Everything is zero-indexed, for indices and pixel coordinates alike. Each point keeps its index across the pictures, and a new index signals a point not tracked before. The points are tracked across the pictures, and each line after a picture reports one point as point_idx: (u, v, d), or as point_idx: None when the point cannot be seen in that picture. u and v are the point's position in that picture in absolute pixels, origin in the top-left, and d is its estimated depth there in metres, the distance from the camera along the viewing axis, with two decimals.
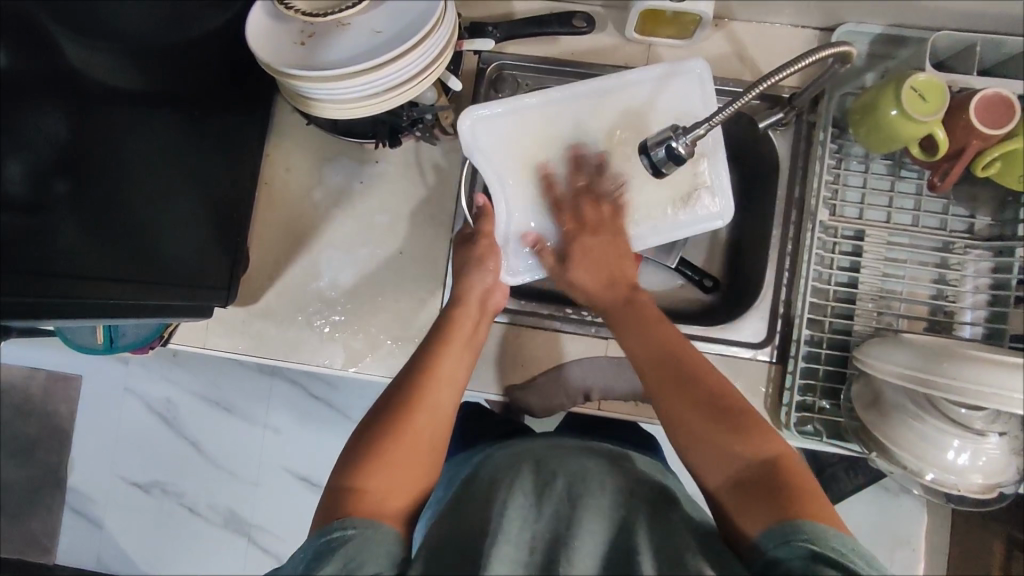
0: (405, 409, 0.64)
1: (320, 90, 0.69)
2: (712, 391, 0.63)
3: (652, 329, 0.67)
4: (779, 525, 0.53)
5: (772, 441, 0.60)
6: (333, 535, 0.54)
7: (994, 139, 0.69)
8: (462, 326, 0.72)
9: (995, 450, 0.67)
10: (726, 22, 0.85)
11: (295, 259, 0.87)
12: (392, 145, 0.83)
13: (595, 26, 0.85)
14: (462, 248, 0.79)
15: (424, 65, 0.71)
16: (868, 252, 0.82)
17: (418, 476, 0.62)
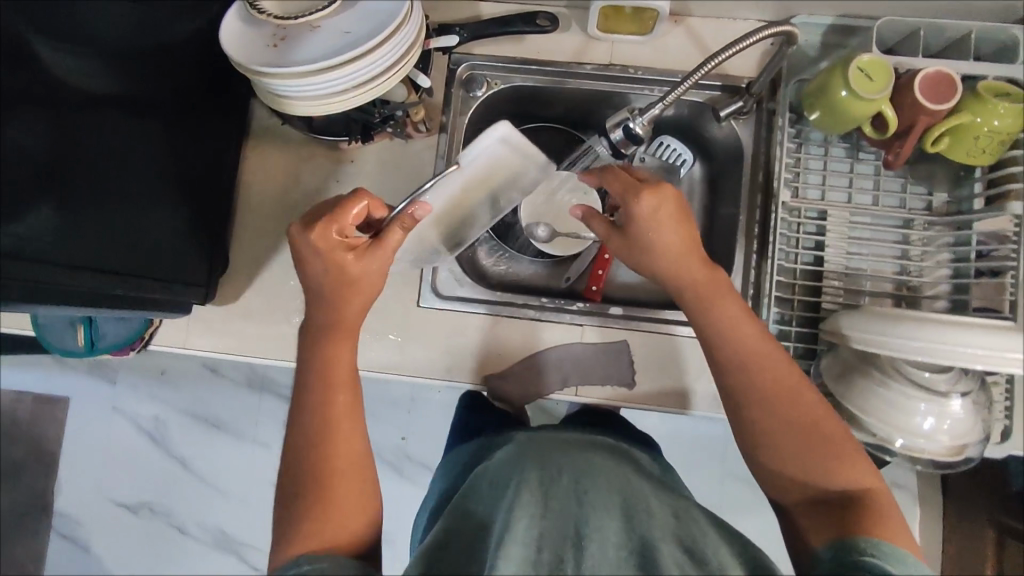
0: (320, 452, 0.63)
1: (293, 88, 0.72)
2: (791, 399, 0.63)
3: (729, 328, 0.66)
4: (842, 543, 0.53)
5: (852, 457, 0.60)
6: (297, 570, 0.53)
7: (940, 115, 0.71)
8: (340, 353, 0.68)
9: (960, 414, 0.67)
10: (684, 18, 0.88)
11: (274, 258, 0.88)
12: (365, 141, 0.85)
13: (559, 25, 0.88)
14: (312, 267, 0.67)
15: (393, 60, 0.75)
16: (832, 232, 0.83)
17: (357, 512, 0.61)
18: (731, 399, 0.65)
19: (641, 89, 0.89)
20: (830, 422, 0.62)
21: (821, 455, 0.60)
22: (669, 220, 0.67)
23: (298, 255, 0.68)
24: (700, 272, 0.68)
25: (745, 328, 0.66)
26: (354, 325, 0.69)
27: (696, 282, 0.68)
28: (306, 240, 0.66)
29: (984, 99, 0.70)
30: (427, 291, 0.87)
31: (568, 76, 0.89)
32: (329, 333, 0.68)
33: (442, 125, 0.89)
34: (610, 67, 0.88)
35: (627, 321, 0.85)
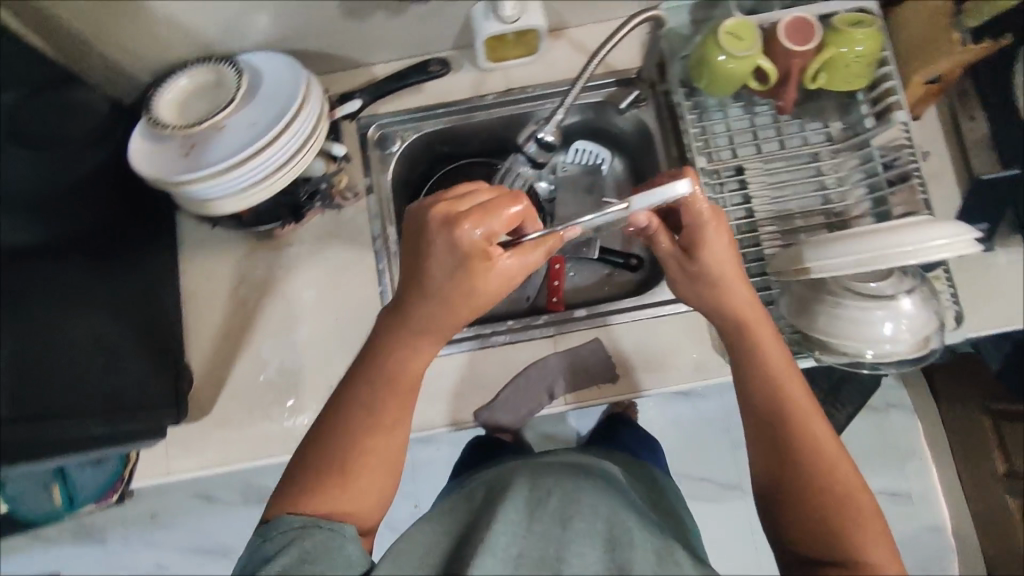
0: (353, 429, 0.59)
1: (228, 183, 0.74)
2: (818, 453, 0.60)
3: (765, 363, 0.64)
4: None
5: (867, 525, 0.56)
6: (286, 527, 0.54)
7: (810, 53, 0.77)
8: (410, 360, 0.62)
9: (912, 312, 0.71)
10: (564, 31, 0.94)
11: (237, 359, 0.87)
12: (297, 221, 0.86)
13: (451, 66, 0.93)
14: (433, 252, 0.58)
15: (311, 127, 0.78)
16: (752, 183, 0.88)
17: (368, 507, 0.58)
18: (757, 437, 0.63)
19: (545, 104, 0.93)
20: (851, 479, 0.59)
21: (832, 516, 0.57)
22: (720, 239, 0.66)
23: (412, 231, 0.60)
24: (746, 297, 0.66)
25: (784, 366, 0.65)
26: (445, 326, 0.62)
27: (735, 301, 0.66)
28: (435, 219, 0.58)
29: (841, 30, 0.76)
30: None
31: (475, 110, 0.94)
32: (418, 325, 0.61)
33: (368, 187, 0.91)
34: (511, 91, 0.93)
35: (594, 319, 0.88)
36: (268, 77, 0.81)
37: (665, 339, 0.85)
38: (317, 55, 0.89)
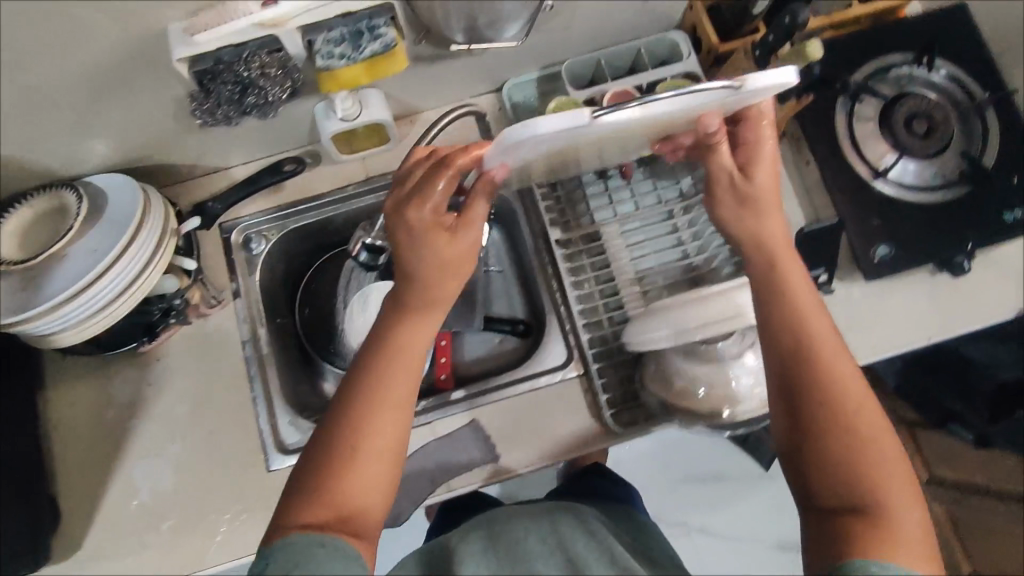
0: (357, 412, 0.60)
1: (75, 309, 0.74)
2: (851, 396, 0.59)
3: (795, 302, 0.63)
4: (852, 560, 0.52)
5: (893, 473, 0.56)
6: (299, 545, 0.52)
7: None
8: (406, 340, 0.63)
9: (755, 366, 0.74)
10: (419, 115, 0.95)
11: (107, 488, 0.84)
12: (154, 340, 0.84)
13: (306, 163, 0.92)
14: (419, 240, 0.61)
15: (157, 239, 0.79)
16: (609, 248, 0.89)
17: (367, 494, 0.58)
18: (783, 382, 0.62)
19: None
20: (882, 426, 0.59)
21: (853, 467, 0.56)
22: (766, 164, 0.65)
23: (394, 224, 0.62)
24: (777, 232, 0.66)
25: (814, 308, 0.64)
26: (438, 304, 0.64)
27: (763, 236, 0.66)
28: (416, 219, 0.60)
29: (664, 98, 0.79)
30: (272, 453, 0.85)
31: (338, 202, 0.94)
32: (410, 305, 0.63)
33: (234, 292, 0.90)
34: (371, 180, 0.94)
35: (472, 401, 0.87)
36: (113, 191, 0.80)
37: (543, 412, 0.85)
38: (166, 168, 0.89)
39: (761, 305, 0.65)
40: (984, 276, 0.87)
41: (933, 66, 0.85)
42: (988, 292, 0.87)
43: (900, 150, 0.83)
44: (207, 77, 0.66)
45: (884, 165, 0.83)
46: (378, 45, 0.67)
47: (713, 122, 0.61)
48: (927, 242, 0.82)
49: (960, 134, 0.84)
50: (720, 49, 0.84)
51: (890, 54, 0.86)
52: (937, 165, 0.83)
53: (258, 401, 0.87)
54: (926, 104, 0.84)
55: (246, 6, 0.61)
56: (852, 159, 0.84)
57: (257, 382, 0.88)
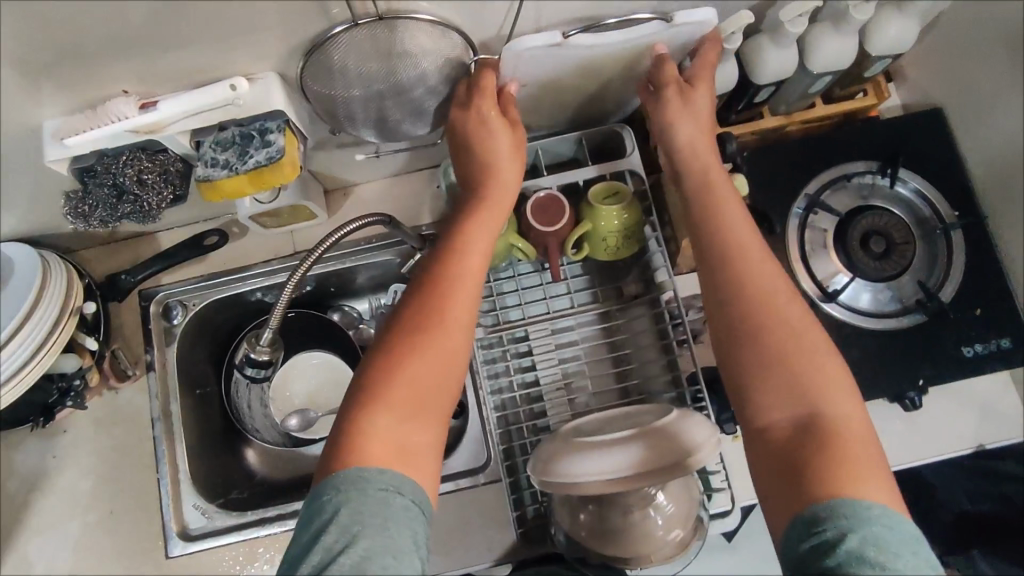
0: (426, 313, 0.57)
1: None
2: (770, 314, 0.57)
3: (716, 208, 0.63)
4: (810, 509, 0.47)
5: (830, 386, 0.53)
6: (373, 491, 0.47)
7: (563, 229, 0.74)
8: (473, 239, 0.62)
9: (669, 507, 0.67)
10: (353, 188, 0.92)
11: (2, 562, 0.82)
12: (48, 420, 0.82)
13: (231, 235, 0.91)
14: (489, 131, 0.65)
15: (51, 324, 0.75)
16: (537, 347, 0.84)
17: (432, 399, 0.54)
18: (716, 297, 0.60)
19: (339, 265, 0.92)
20: (813, 335, 0.56)
21: (794, 378, 0.54)
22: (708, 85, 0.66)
23: (453, 139, 0.67)
24: (696, 139, 0.65)
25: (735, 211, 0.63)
26: (509, 188, 0.66)
27: (687, 147, 0.65)
28: (483, 110, 0.64)
29: (595, 207, 0.74)
30: (173, 539, 0.81)
31: (259, 277, 0.90)
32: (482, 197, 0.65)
33: (147, 364, 0.87)
34: (296, 254, 0.90)
35: None
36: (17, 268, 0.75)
37: (455, 518, 0.81)
38: (83, 235, 0.86)
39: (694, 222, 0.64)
40: (944, 403, 0.80)
41: (897, 178, 0.79)
42: (947, 422, 0.80)
43: (853, 271, 0.76)
44: (88, 176, 0.62)
45: (835, 285, 0.76)
46: (265, 156, 0.61)
47: (669, 61, 0.66)
48: (877, 373, 0.75)
49: (921, 256, 0.77)
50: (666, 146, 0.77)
51: (854, 162, 0.80)
52: (893, 287, 0.77)
53: (164, 482, 0.83)
54: (885, 222, 0.77)
55: (122, 110, 0.57)
56: (801, 274, 0.77)
57: (163, 462, 0.83)
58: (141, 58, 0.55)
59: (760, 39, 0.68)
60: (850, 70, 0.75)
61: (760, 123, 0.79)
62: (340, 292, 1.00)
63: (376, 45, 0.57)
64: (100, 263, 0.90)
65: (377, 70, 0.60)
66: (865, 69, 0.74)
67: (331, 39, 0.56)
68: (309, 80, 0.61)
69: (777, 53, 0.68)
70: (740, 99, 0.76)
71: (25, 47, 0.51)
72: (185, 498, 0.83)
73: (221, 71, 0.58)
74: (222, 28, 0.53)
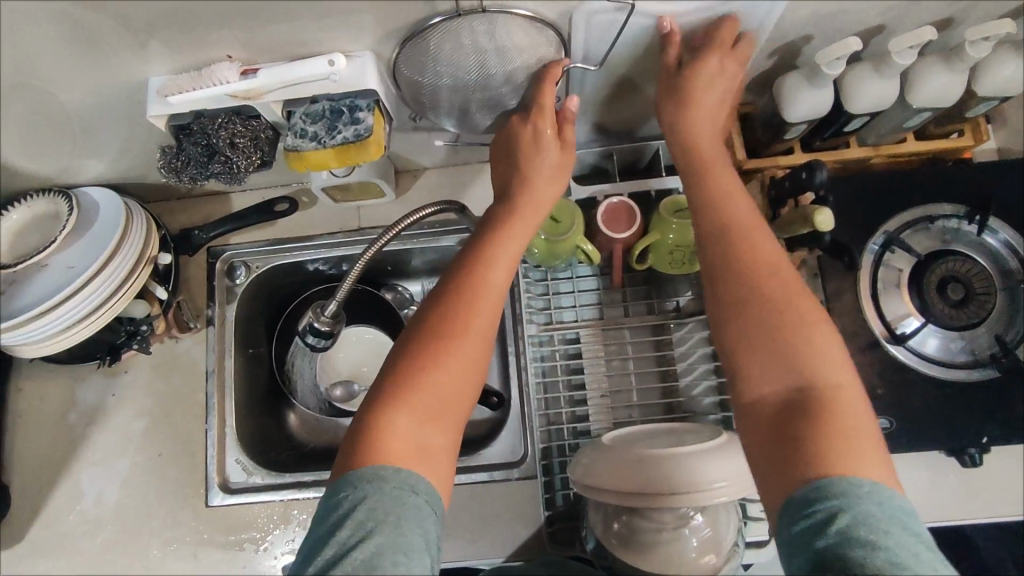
0: (450, 317, 0.57)
1: (34, 332, 0.73)
2: (775, 290, 0.55)
3: (716, 193, 0.62)
4: (801, 490, 0.46)
5: (825, 357, 0.52)
6: (388, 489, 0.48)
7: (633, 238, 0.74)
8: (501, 249, 0.61)
9: (706, 530, 0.66)
10: (423, 171, 0.94)
11: (56, 487, 0.86)
12: (114, 360, 0.85)
13: (299, 203, 0.93)
14: (538, 149, 0.65)
15: (129, 270, 0.78)
16: (588, 352, 0.83)
17: (451, 400, 0.54)
18: (713, 289, 0.58)
19: (399, 245, 0.94)
20: (806, 304, 0.55)
21: (786, 347, 0.53)
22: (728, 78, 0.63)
23: (504, 142, 0.67)
24: (711, 131, 0.65)
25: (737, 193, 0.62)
26: (544, 202, 0.65)
27: (697, 136, 0.64)
28: (540, 130, 0.64)
29: (662, 218, 0.73)
30: (214, 489, 0.85)
31: (323, 249, 0.92)
32: (512, 210, 0.64)
33: (207, 319, 0.91)
34: (361, 229, 0.92)
35: None
36: (104, 214, 0.79)
37: (485, 508, 0.81)
38: (162, 187, 0.90)
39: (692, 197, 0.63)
40: (1001, 464, 0.77)
41: (986, 227, 0.75)
42: (1004, 484, 0.76)
43: (926, 317, 0.73)
44: (182, 133, 0.65)
45: (904, 328, 0.74)
46: (353, 132, 0.63)
47: (673, 37, 0.61)
48: (935, 424, 0.73)
49: (1000, 310, 0.74)
50: (744, 166, 0.78)
51: (941, 204, 0.77)
52: (966, 338, 0.74)
53: (215, 440, 0.86)
54: (967, 270, 0.74)
55: (225, 75, 0.59)
56: (869, 312, 0.75)
57: (214, 416, 0.87)
58: (247, 28, 0.56)
59: (862, 68, 0.66)
60: (949, 108, 0.73)
61: (843, 152, 0.77)
62: (396, 272, 1.02)
63: (473, 37, 0.58)
64: (174, 216, 0.94)
65: (470, 62, 0.60)
66: (968, 109, 0.71)
67: (430, 26, 0.57)
68: (403, 62, 0.62)
69: (876, 84, 0.66)
70: (828, 127, 0.74)
71: (145, 7, 0.53)
72: (231, 455, 0.87)
73: (320, 46, 0.60)
74: (329, 5, 0.54)
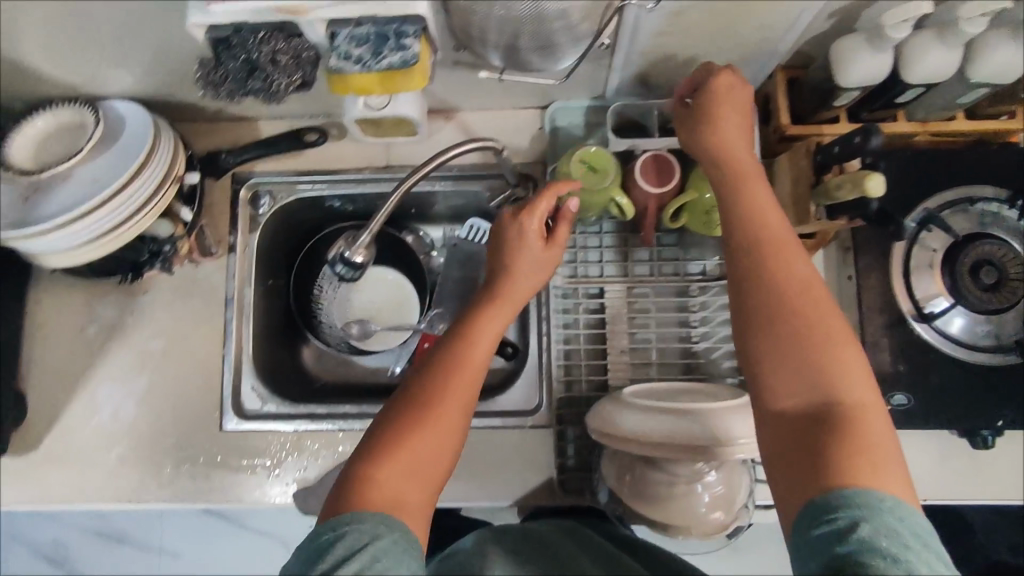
0: (437, 380, 0.60)
1: (58, 241, 0.73)
2: (808, 312, 0.56)
3: (753, 206, 0.62)
4: (821, 495, 0.47)
5: (852, 377, 0.53)
6: (366, 526, 0.50)
7: (669, 194, 0.74)
8: (484, 327, 0.65)
9: (718, 488, 0.67)
10: (457, 113, 0.92)
11: (73, 399, 0.87)
12: (136, 276, 0.86)
13: (330, 135, 0.92)
14: (524, 245, 0.70)
15: (153, 188, 0.77)
16: (611, 308, 0.83)
17: (433, 457, 0.57)
18: (741, 305, 0.59)
19: (426, 186, 0.92)
20: (834, 323, 0.55)
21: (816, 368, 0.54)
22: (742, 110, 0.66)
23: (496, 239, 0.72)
24: (746, 150, 0.65)
25: (771, 209, 0.62)
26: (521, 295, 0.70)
27: (731, 150, 0.64)
28: (527, 226, 0.70)
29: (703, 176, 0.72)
30: (230, 413, 0.86)
31: (348, 184, 0.92)
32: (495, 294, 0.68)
33: (229, 246, 0.90)
34: (389, 168, 0.91)
35: None
36: (132, 128, 0.78)
37: (495, 452, 0.81)
38: (191, 107, 0.88)
39: (728, 210, 0.63)
40: (1011, 450, 0.78)
41: None
42: (1012, 471, 0.77)
43: (956, 297, 0.73)
44: (221, 46, 0.62)
45: (932, 308, 0.74)
46: (398, 58, 0.61)
47: (683, 90, 0.69)
48: (951, 405, 0.73)
49: None
50: (787, 132, 0.77)
51: (982, 186, 0.76)
52: (992, 323, 0.74)
53: (233, 365, 0.88)
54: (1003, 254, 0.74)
55: None
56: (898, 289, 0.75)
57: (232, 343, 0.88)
58: None
59: (925, 35, 0.64)
60: (1006, 87, 0.71)
61: (891, 124, 0.75)
62: (419, 215, 1.01)
63: None
64: (201, 138, 0.92)
65: None
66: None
67: None
68: None
69: (939, 54, 0.64)
70: (881, 96, 0.72)
71: None
72: (246, 382, 0.88)
73: None
74: None
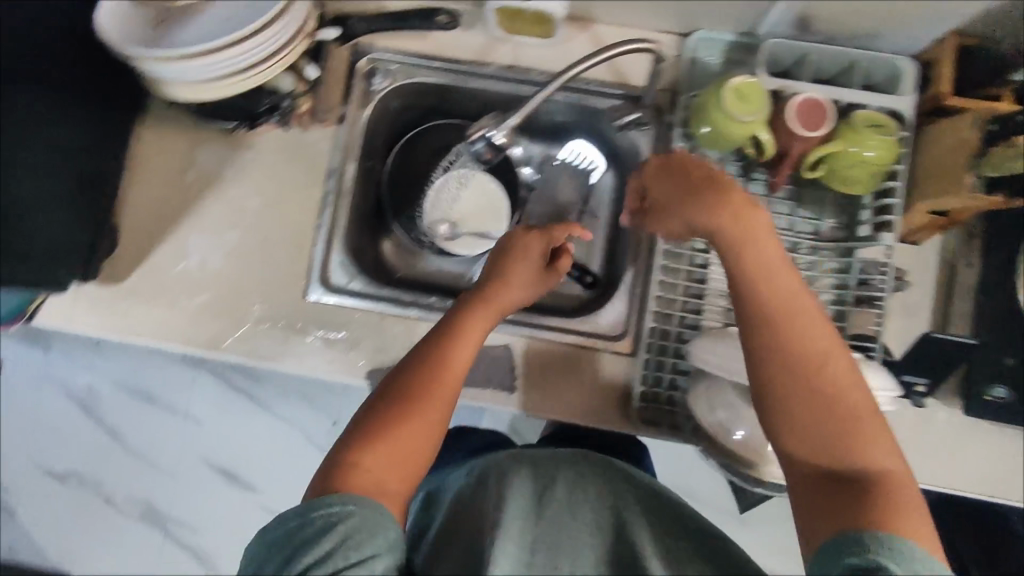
0: (422, 382, 0.62)
1: (187, 71, 0.71)
2: (832, 375, 0.57)
3: (760, 266, 0.61)
4: (854, 533, 0.50)
5: (873, 444, 0.55)
6: (332, 508, 0.51)
7: (815, 140, 0.71)
8: (467, 331, 0.67)
9: None
10: (593, 24, 0.88)
11: (163, 240, 0.87)
12: (250, 126, 0.86)
13: (459, 23, 0.89)
14: (520, 260, 0.73)
15: (285, 38, 0.75)
16: (716, 250, 0.82)
17: (410, 459, 0.58)
18: (754, 367, 0.60)
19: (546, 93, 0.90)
20: (856, 391, 0.57)
21: (835, 427, 0.56)
22: (729, 191, 0.65)
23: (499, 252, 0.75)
24: (764, 219, 0.63)
25: (783, 269, 0.61)
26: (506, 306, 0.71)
27: (744, 212, 0.62)
28: (529, 242, 0.74)
29: (855, 129, 0.70)
30: (316, 283, 0.87)
31: (469, 76, 0.89)
32: (484, 299, 0.69)
33: (339, 117, 0.88)
34: (512, 68, 0.88)
35: (514, 327, 0.83)
36: None
37: (574, 369, 0.82)
38: None
39: (740, 272, 0.61)
40: None
41: None
42: None
43: None
44: None
45: None
46: None
47: (649, 168, 0.70)
48: None
49: None
50: (946, 101, 0.73)
51: None
52: None
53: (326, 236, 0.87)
54: None
55: None
56: None
57: (328, 215, 0.87)
58: None
59: None
60: None
61: None
62: (526, 126, 0.99)
63: None
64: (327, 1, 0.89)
65: None
66: None
67: None
68: None
69: None
70: None
71: None
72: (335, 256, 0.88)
73: None
74: None
